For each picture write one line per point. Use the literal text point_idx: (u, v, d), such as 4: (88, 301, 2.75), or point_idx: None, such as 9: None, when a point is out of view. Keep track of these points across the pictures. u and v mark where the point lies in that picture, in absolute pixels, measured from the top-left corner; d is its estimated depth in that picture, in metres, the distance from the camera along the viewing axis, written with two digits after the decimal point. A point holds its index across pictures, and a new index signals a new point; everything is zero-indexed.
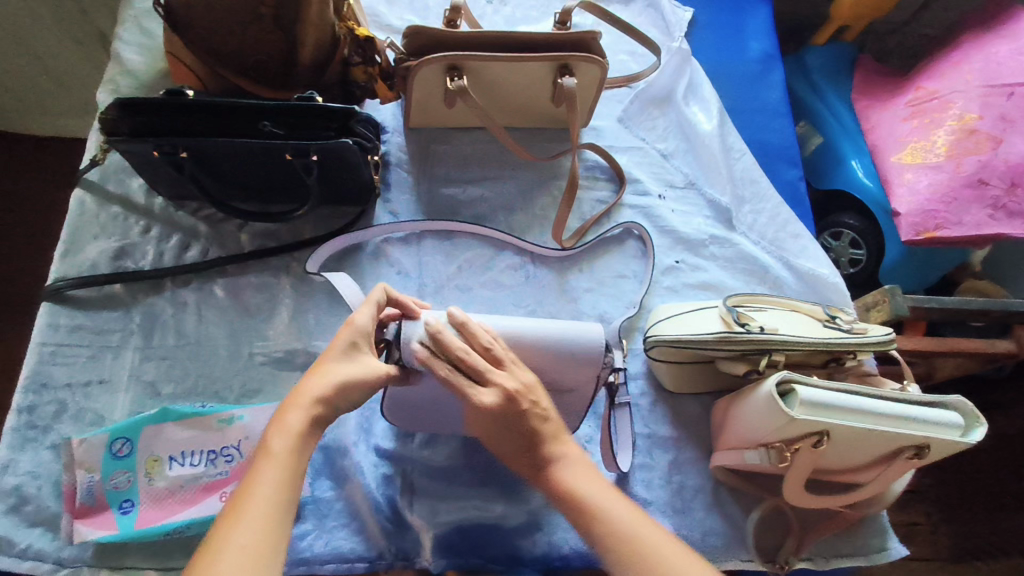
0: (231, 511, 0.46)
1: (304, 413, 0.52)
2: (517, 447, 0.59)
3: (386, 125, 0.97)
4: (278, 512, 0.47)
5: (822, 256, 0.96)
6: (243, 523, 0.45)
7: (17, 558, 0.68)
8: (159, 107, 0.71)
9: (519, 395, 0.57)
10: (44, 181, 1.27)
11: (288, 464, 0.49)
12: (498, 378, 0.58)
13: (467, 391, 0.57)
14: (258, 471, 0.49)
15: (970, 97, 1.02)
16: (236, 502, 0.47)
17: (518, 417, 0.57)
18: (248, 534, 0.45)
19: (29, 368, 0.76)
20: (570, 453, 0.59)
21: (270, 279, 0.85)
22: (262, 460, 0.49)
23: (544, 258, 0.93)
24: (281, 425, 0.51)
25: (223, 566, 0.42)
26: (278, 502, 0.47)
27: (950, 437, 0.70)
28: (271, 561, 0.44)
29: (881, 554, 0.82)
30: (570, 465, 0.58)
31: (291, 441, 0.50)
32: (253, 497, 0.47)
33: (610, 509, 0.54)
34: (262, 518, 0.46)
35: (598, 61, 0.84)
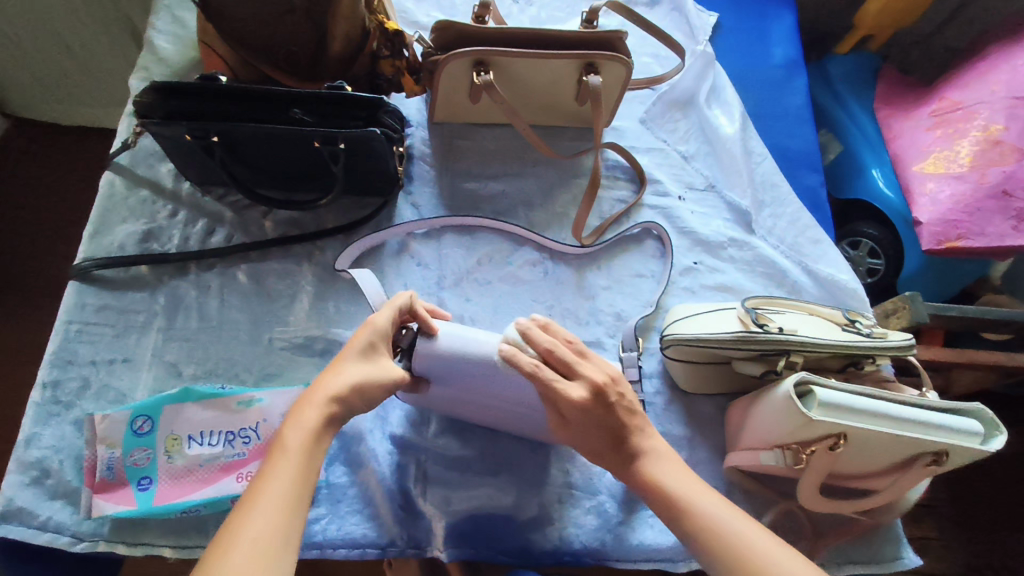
0: (246, 502, 0.47)
1: (319, 410, 0.53)
2: (604, 443, 0.62)
3: (410, 119, 0.98)
4: (291, 505, 0.48)
5: (841, 262, 0.96)
6: (255, 515, 0.46)
7: (37, 530, 0.69)
8: (192, 92, 0.73)
9: (608, 388, 0.61)
10: (73, 168, 1.29)
11: (301, 459, 0.50)
12: (587, 371, 0.62)
13: (562, 386, 0.60)
14: (272, 464, 0.50)
15: (995, 108, 1.01)
16: (251, 494, 0.48)
17: (609, 409, 0.61)
18: (259, 526, 0.45)
19: (56, 344, 0.78)
20: (657, 446, 0.62)
21: (292, 266, 0.86)
22: (277, 453, 0.50)
23: (563, 255, 0.93)
24: (297, 421, 0.52)
25: (234, 557, 0.43)
26: (292, 495, 0.48)
27: (971, 444, 0.69)
28: (282, 553, 0.45)
29: (895, 563, 0.81)
30: (659, 459, 0.61)
31: (306, 436, 0.51)
32: (266, 490, 0.48)
33: (700, 500, 0.57)
34: (276, 512, 0.47)
35: (623, 60, 0.84)
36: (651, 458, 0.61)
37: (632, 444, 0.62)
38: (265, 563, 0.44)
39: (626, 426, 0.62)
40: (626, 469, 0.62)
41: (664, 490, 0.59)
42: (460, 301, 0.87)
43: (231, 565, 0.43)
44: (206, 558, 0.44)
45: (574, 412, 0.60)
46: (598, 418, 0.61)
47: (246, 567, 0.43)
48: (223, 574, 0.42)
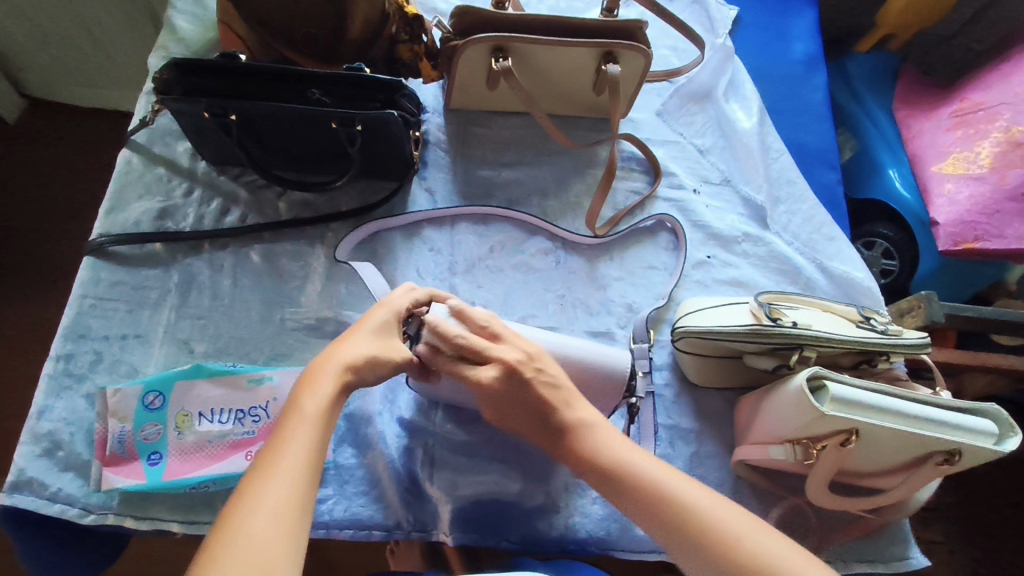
0: (262, 464, 0.46)
1: (334, 377, 0.53)
2: (530, 421, 0.60)
3: (427, 105, 0.98)
4: (309, 471, 0.47)
5: (857, 260, 0.95)
6: (276, 477, 0.45)
7: (47, 500, 0.69)
8: (212, 69, 0.73)
9: (522, 366, 0.60)
10: (90, 148, 1.30)
11: (319, 423, 0.50)
12: (499, 353, 0.61)
13: (477, 369, 0.61)
14: (291, 427, 0.49)
15: (1018, 109, 1.00)
16: (268, 455, 0.47)
17: (524, 387, 0.60)
18: (280, 490, 0.44)
19: (70, 318, 0.78)
20: (589, 418, 0.59)
21: (305, 247, 0.86)
22: (294, 417, 0.49)
23: (575, 245, 0.93)
24: (314, 387, 0.52)
25: (256, 521, 0.42)
26: (309, 461, 0.47)
27: (985, 443, 0.68)
28: (303, 517, 0.44)
29: (902, 562, 0.80)
30: (594, 429, 0.58)
31: (323, 401, 0.51)
32: (285, 453, 0.47)
33: (636, 463, 0.54)
34: (296, 477, 0.45)
35: (643, 50, 0.84)
36: (584, 431, 0.58)
37: (558, 417, 0.59)
38: (289, 527, 0.43)
39: (552, 400, 0.59)
40: (560, 443, 0.59)
41: (605, 462, 0.55)
42: (471, 288, 0.87)
43: (255, 529, 0.41)
44: (223, 521, 0.42)
45: (490, 394, 0.61)
46: (520, 394, 0.60)
47: (269, 531, 0.42)
48: (246, 537, 0.41)
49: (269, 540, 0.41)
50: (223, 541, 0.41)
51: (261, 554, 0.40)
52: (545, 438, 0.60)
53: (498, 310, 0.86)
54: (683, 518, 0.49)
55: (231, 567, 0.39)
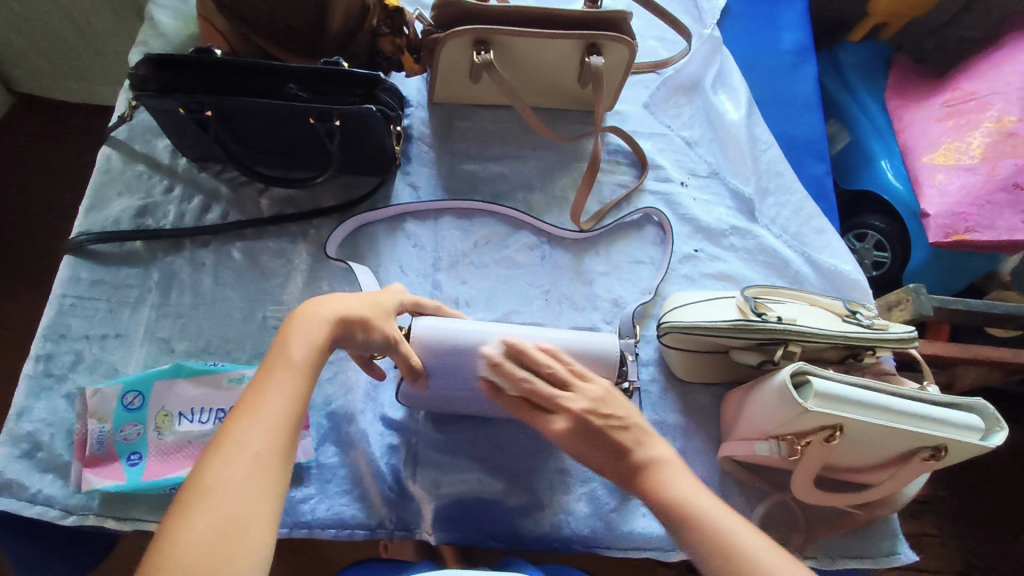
0: (243, 412, 0.46)
1: (323, 327, 0.53)
2: (603, 459, 0.56)
3: (410, 99, 0.97)
4: (289, 422, 0.46)
5: (845, 252, 0.94)
6: (255, 426, 0.45)
7: (26, 502, 0.69)
8: (187, 64, 0.72)
9: (590, 416, 0.56)
10: (74, 145, 1.28)
11: (303, 374, 0.49)
12: (568, 401, 0.58)
13: (545, 417, 0.59)
14: (274, 376, 0.48)
15: (1009, 99, 0.99)
16: (250, 403, 0.46)
17: (597, 437, 0.56)
18: (260, 441, 0.44)
19: (50, 318, 0.77)
20: (662, 454, 0.55)
21: (287, 245, 0.86)
22: (280, 365, 0.49)
23: (560, 240, 0.92)
24: (302, 337, 0.51)
25: (234, 470, 0.42)
26: (291, 412, 0.47)
27: (971, 439, 0.68)
28: (282, 468, 0.44)
29: (890, 558, 0.80)
30: (669, 469, 0.54)
31: (311, 351, 0.51)
32: (268, 402, 0.46)
33: (705, 508, 0.50)
34: (276, 426, 0.45)
35: (628, 42, 0.83)
36: (656, 469, 0.54)
37: (628, 459, 0.54)
38: (267, 478, 0.43)
39: (624, 441, 0.55)
40: (627, 481, 0.55)
41: (675, 505, 0.51)
42: (456, 284, 0.86)
43: (231, 478, 0.42)
44: (200, 468, 0.42)
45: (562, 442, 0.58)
46: (592, 437, 0.56)
47: (247, 480, 0.42)
48: (223, 485, 0.41)
49: (243, 490, 0.41)
50: (199, 488, 0.41)
51: (237, 502, 0.41)
52: (614, 473, 0.56)
53: (483, 307, 0.85)
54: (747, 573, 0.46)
55: (206, 514, 0.40)
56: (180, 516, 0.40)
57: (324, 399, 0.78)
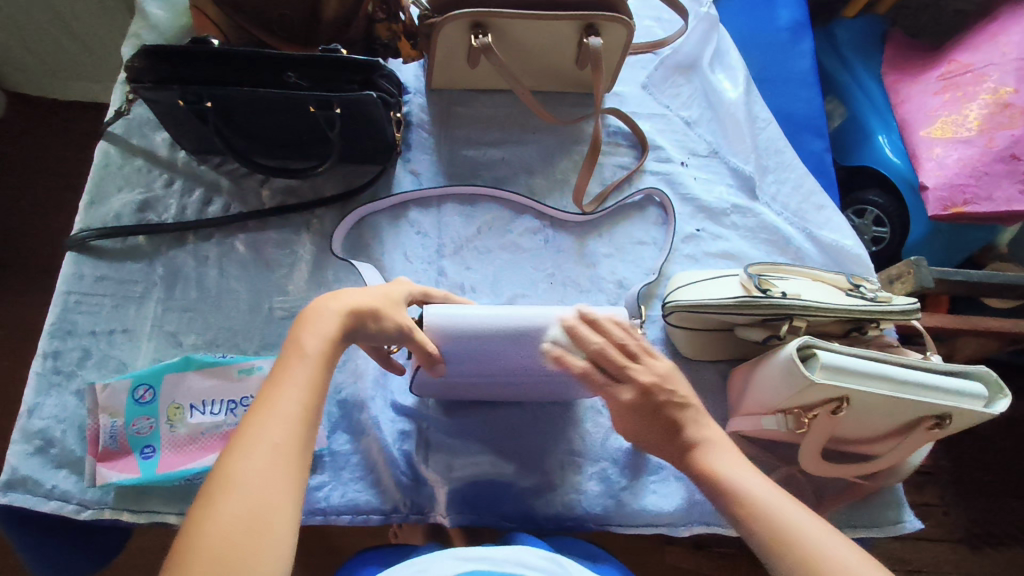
0: (260, 405, 0.46)
1: (335, 320, 0.52)
2: (656, 434, 0.59)
3: (408, 86, 0.96)
4: (308, 413, 0.47)
5: (846, 227, 0.95)
6: (274, 419, 0.45)
7: (42, 498, 0.69)
8: (183, 54, 0.72)
9: (655, 390, 0.58)
10: (67, 142, 1.26)
11: (318, 365, 0.49)
12: (637, 373, 0.59)
13: (608, 387, 0.60)
14: (289, 369, 0.48)
15: (1005, 69, 1.00)
16: (267, 396, 0.47)
17: (658, 410, 0.58)
18: (279, 433, 0.44)
19: (55, 315, 0.77)
20: (712, 435, 0.58)
21: (290, 235, 0.85)
22: (294, 358, 0.49)
23: (563, 223, 0.92)
24: (314, 328, 0.51)
25: (254, 462, 0.42)
26: (309, 403, 0.47)
27: (975, 407, 0.69)
28: (302, 459, 0.45)
29: (896, 526, 0.81)
30: (718, 448, 0.57)
31: (324, 342, 0.50)
32: (284, 395, 0.47)
33: (750, 486, 0.53)
34: (294, 418, 0.46)
35: (625, 21, 0.82)
36: (706, 448, 0.57)
37: (682, 436, 0.57)
38: (287, 469, 0.43)
39: (682, 416, 0.58)
40: (680, 455, 0.58)
41: (721, 480, 0.54)
42: (460, 269, 0.86)
43: (252, 469, 0.42)
44: (222, 461, 0.43)
45: (626, 412, 0.60)
46: (649, 413, 0.59)
47: (267, 471, 0.42)
48: (245, 477, 0.42)
49: (266, 480, 0.42)
50: (222, 481, 0.41)
51: (259, 493, 0.41)
52: (667, 451, 0.59)
53: (488, 291, 0.86)
54: (783, 537, 0.49)
55: (230, 506, 0.40)
56: (205, 507, 0.40)
57: (335, 387, 0.79)
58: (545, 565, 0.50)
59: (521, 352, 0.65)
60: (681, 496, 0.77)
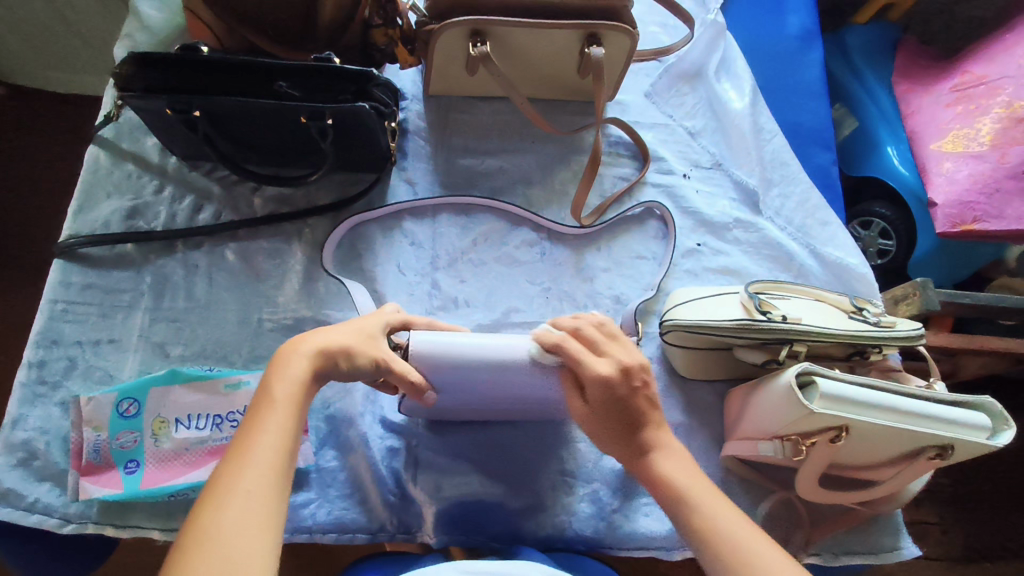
0: (234, 454, 0.45)
1: (305, 362, 0.52)
2: (617, 429, 0.59)
3: (405, 92, 0.94)
4: (280, 458, 0.46)
5: (852, 246, 0.92)
6: (249, 467, 0.44)
7: (24, 511, 0.68)
8: (173, 63, 0.70)
9: (634, 370, 0.58)
10: (61, 136, 1.24)
11: (289, 411, 0.49)
12: (615, 352, 0.59)
13: (586, 359, 0.58)
14: (261, 416, 0.48)
15: (1020, 83, 0.97)
16: (240, 446, 0.46)
17: (624, 399, 0.58)
18: (253, 480, 0.44)
19: (41, 324, 0.76)
20: (665, 444, 0.59)
21: (282, 244, 0.84)
22: (264, 406, 0.48)
23: (561, 235, 0.90)
24: (284, 373, 0.50)
25: (229, 513, 0.41)
26: (281, 447, 0.46)
27: (978, 439, 0.67)
28: (277, 506, 0.44)
29: (893, 553, 0.80)
30: (668, 454, 0.58)
31: (294, 388, 0.50)
32: (256, 444, 0.46)
33: (702, 499, 0.54)
34: (268, 465, 0.45)
35: (629, 32, 0.80)
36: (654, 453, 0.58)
37: (640, 436, 0.59)
38: (263, 516, 0.42)
39: (647, 416, 0.59)
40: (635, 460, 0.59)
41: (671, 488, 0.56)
42: (454, 282, 0.85)
43: (227, 519, 0.41)
44: (196, 514, 0.42)
45: (598, 390, 0.58)
46: (617, 403, 0.58)
47: (243, 519, 0.41)
48: (220, 528, 0.41)
49: (243, 529, 0.41)
50: (196, 533, 0.40)
51: (234, 542, 0.40)
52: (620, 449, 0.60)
53: (482, 305, 0.84)
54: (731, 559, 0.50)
55: (206, 559, 0.39)
56: (179, 562, 0.39)
57: (323, 402, 0.77)
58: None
59: (525, 379, 0.62)
60: None
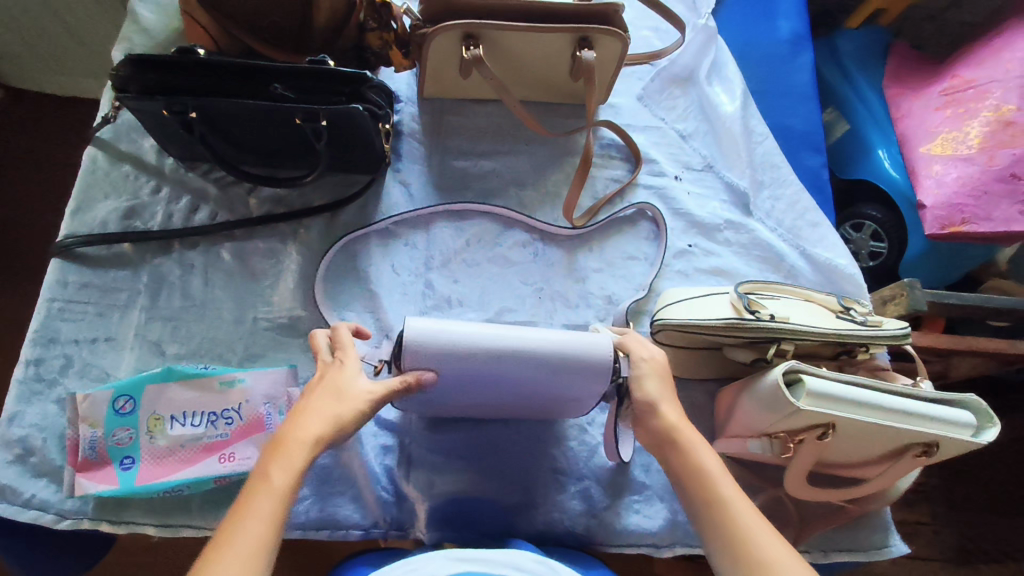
0: (219, 540, 0.43)
1: (307, 448, 0.50)
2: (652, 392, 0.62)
3: (399, 94, 0.95)
4: (264, 550, 0.43)
5: (841, 247, 0.94)
6: (229, 558, 0.42)
7: (20, 507, 0.69)
8: (170, 65, 0.71)
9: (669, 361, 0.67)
10: (59, 137, 1.25)
11: (283, 500, 0.46)
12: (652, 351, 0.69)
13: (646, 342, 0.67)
14: (252, 502, 0.45)
15: (1008, 87, 0.98)
16: (223, 536, 0.43)
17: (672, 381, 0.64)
18: (230, 571, 0.41)
19: (38, 322, 0.77)
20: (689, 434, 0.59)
21: (278, 244, 0.85)
22: (259, 490, 0.46)
23: (554, 236, 0.91)
24: (285, 459, 0.48)
25: None
26: (267, 537, 0.44)
27: (963, 436, 0.68)
28: None
29: (881, 550, 0.81)
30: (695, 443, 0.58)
31: (292, 477, 0.48)
32: (241, 534, 0.43)
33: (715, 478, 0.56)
34: (250, 555, 0.42)
35: (620, 35, 0.81)
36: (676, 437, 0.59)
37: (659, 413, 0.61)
38: None
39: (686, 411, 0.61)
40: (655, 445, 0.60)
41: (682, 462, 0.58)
42: (448, 283, 0.86)
43: None
44: None
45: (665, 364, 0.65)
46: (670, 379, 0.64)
47: None
48: None
49: None
50: None
51: None
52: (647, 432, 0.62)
53: (475, 305, 0.85)
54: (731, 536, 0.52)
55: None
56: None
57: None
58: (536, 568, 0.50)
59: (519, 370, 0.64)
60: (664, 516, 0.77)
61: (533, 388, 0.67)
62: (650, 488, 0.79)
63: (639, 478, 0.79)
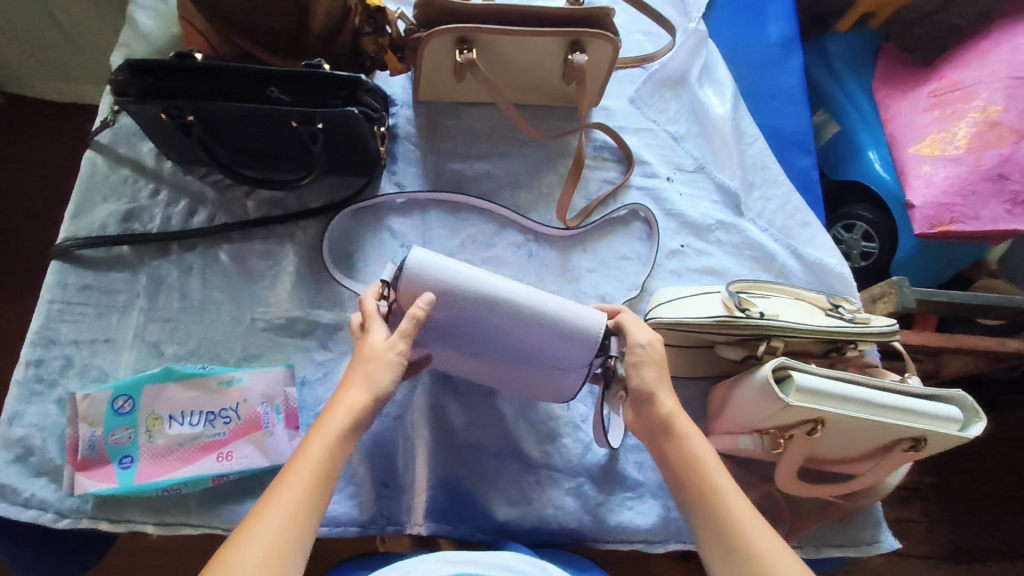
0: (260, 505, 0.50)
1: (343, 420, 0.55)
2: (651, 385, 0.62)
3: (395, 98, 0.96)
4: (298, 514, 0.50)
5: (831, 246, 0.95)
6: (264, 522, 0.48)
7: (20, 506, 0.70)
8: (167, 69, 0.72)
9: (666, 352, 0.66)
10: (59, 143, 1.26)
11: (316, 470, 0.52)
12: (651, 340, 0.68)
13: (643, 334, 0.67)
14: (291, 471, 0.52)
15: (994, 88, 1.00)
16: (263, 504, 0.50)
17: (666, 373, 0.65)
18: (268, 531, 0.48)
19: (38, 324, 0.78)
20: (684, 426, 0.60)
21: (275, 246, 0.86)
22: (298, 460, 0.53)
23: (547, 237, 0.92)
24: (322, 431, 0.54)
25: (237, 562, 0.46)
26: (300, 504, 0.50)
27: (949, 430, 0.69)
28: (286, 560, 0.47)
29: (872, 546, 0.82)
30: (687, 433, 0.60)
31: (328, 446, 0.54)
32: (279, 500, 0.50)
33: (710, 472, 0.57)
34: (284, 518, 0.49)
35: (610, 39, 0.82)
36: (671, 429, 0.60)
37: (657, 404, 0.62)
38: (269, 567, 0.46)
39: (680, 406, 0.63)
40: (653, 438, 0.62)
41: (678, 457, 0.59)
42: None
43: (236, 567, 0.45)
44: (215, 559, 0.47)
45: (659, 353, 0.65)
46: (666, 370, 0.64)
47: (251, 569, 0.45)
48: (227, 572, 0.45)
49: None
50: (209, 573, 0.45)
51: None
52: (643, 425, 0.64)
53: None
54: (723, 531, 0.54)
55: None
56: None
57: (315, 400, 0.79)
58: (525, 568, 0.51)
59: (504, 324, 0.65)
60: (657, 513, 0.78)
61: (517, 350, 0.67)
62: (644, 485, 0.79)
63: (633, 475, 0.80)
